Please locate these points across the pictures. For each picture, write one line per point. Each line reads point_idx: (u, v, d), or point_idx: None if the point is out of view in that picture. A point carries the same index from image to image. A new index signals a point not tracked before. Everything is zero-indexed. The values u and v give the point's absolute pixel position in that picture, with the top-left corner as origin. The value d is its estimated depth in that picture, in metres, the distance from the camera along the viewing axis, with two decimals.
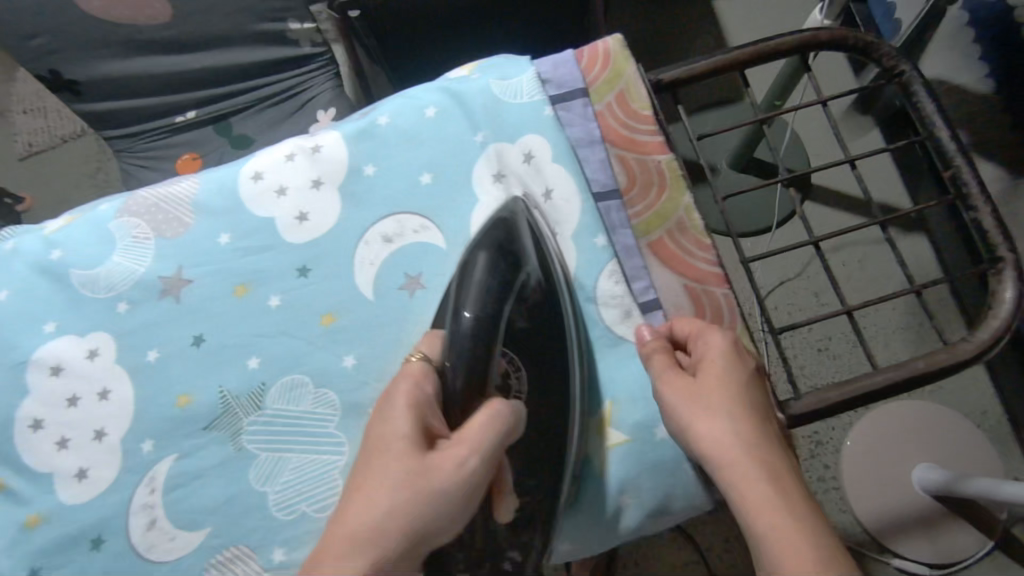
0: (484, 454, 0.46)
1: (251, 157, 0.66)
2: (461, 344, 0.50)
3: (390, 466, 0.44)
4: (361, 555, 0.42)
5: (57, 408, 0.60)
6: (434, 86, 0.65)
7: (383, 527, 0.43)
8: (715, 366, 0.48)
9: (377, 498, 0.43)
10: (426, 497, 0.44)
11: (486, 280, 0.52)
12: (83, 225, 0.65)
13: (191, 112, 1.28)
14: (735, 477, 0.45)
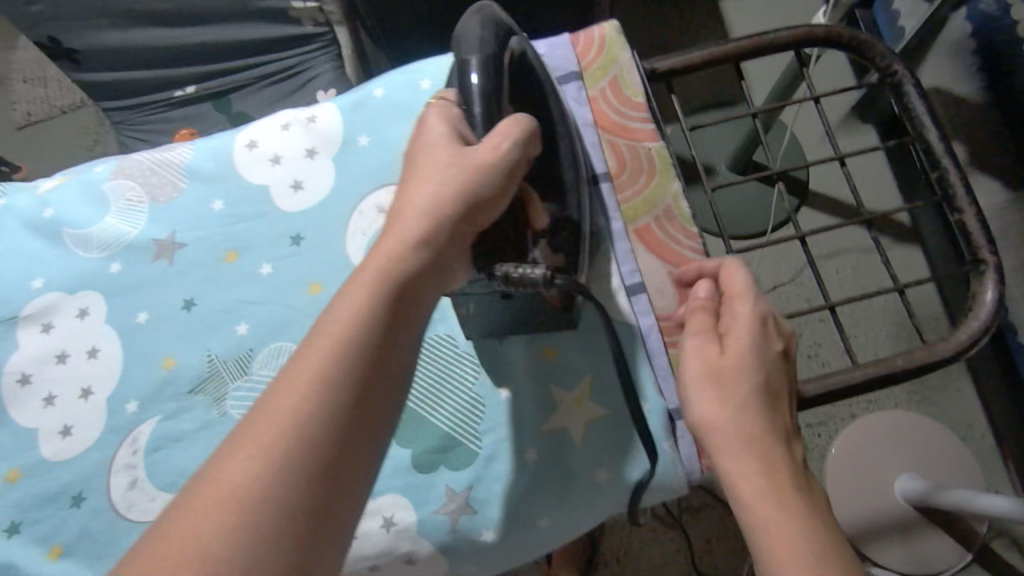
0: (523, 144, 0.45)
1: (244, 125, 0.66)
2: (479, 96, 0.46)
3: (432, 156, 0.44)
4: (407, 236, 0.42)
5: (44, 363, 0.61)
6: (430, 61, 0.65)
7: (434, 205, 0.43)
8: (739, 349, 0.45)
9: (422, 190, 0.43)
10: (472, 170, 0.43)
11: (491, 46, 0.47)
12: (76, 184, 0.66)
13: (189, 87, 1.27)
14: (737, 459, 0.43)
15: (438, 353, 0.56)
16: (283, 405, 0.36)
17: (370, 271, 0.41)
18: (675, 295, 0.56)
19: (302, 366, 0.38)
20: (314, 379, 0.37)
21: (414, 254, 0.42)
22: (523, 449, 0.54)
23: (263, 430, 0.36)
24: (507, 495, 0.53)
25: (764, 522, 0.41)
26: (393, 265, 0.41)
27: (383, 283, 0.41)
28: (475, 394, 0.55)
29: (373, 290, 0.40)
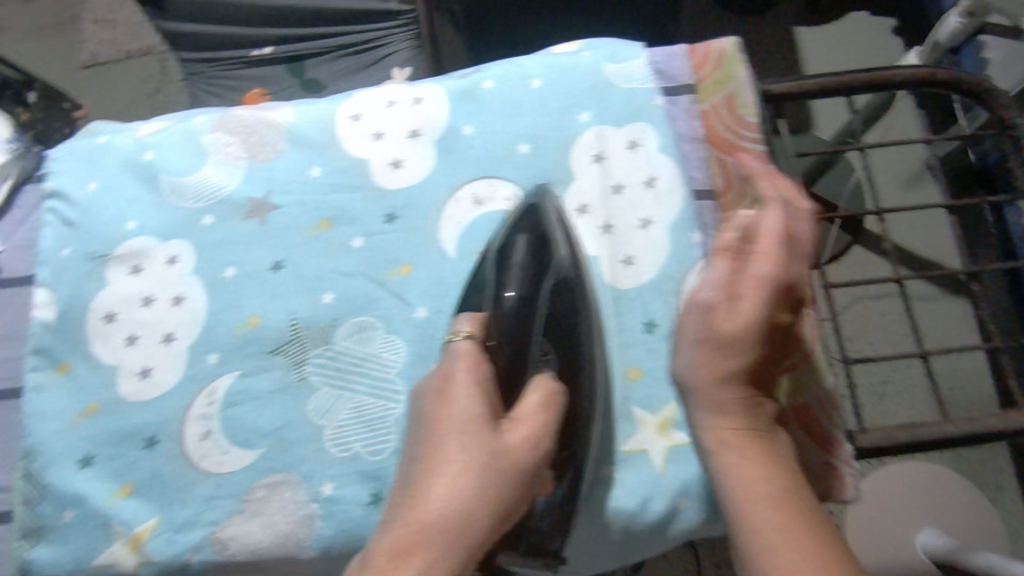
0: (547, 429, 0.49)
1: (349, 96, 0.65)
2: (507, 313, 0.53)
3: (469, 459, 0.46)
4: (436, 549, 0.43)
5: (131, 304, 0.61)
6: (543, 56, 0.65)
7: (462, 513, 0.45)
8: (748, 312, 0.50)
9: (454, 479, 0.45)
10: (496, 475, 0.46)
11: (527, 259, 0.55)
12: (177, 131, 0.66)
13: (269, 48, 1.29)
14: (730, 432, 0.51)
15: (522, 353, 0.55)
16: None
17: (415, 540, 0.43)
18: None
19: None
20: None
21: (446, 551, 0.43)
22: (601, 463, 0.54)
23: None
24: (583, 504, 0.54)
25: (742, 486, 0.49)
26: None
27: (426, 535, 0.44)
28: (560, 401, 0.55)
29: (425, 541, 0.43)
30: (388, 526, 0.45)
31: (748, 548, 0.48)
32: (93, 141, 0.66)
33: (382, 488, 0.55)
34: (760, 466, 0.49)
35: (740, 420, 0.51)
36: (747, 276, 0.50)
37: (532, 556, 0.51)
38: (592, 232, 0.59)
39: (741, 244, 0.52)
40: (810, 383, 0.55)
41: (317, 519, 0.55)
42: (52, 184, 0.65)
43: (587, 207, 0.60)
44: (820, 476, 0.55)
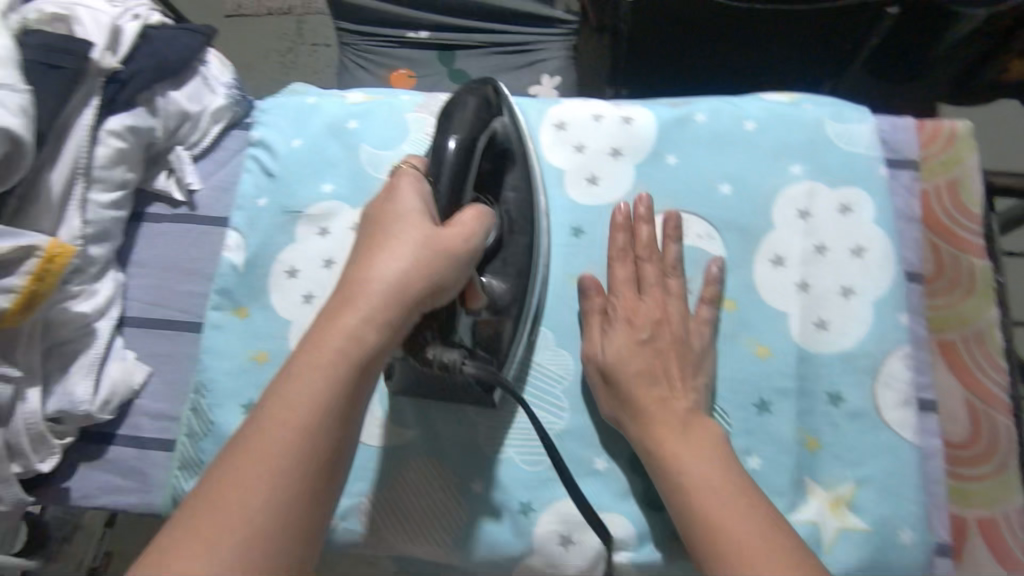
0: (478, 236, 0.48)
1: (557, 101, 0.65)
2: (449, 156, 0.49)
3: (390, 238, 0.44)
4: (373, 308, 0.42)
5: (313, 264, 0.63)
6: (759, 101, 0.64)
7: (393, 283, 0.42)
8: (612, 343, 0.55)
9: (399, 257, 0.43)
10: (437, 256, 0.44)
11: (479, 116, 0.53)
12: (383, 106, 0.68)
13: (425, 32, 1.30)
14: (677, 438, 0.49)
15: None
16: (292, 407, 0.40)
17: (358, 304, 0.42)
18: (961, 426, 0.55)
19: (309, 366, 0.40)
20: (323, 377, 0.40)
21: (388, 315, 0.42)
22: None
23: (269, 427, 0.39)
24: None
25: (705, 488, 0.47)
26: (357, 346, 0.41)
27: (377, 312, 0.42)
28: None
29: (366, 320, 0.42)
30: (333, 302, 0.43)
31: (704, 529, 0.45)
32: (303, 101, 0.69)
33: (532, 501, 0.55)
34: (716, 462, 0.48)
35: (684, 427, 0.50)
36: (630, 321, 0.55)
37: (443, 346, 0.49)
38: (787, 289, 0.57)
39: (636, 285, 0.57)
40: (998, 495, 0.53)
41: (464, 517, 0.55)
42: (258, 135, 0.67)
43: (784, 260, 0.58)
44: None
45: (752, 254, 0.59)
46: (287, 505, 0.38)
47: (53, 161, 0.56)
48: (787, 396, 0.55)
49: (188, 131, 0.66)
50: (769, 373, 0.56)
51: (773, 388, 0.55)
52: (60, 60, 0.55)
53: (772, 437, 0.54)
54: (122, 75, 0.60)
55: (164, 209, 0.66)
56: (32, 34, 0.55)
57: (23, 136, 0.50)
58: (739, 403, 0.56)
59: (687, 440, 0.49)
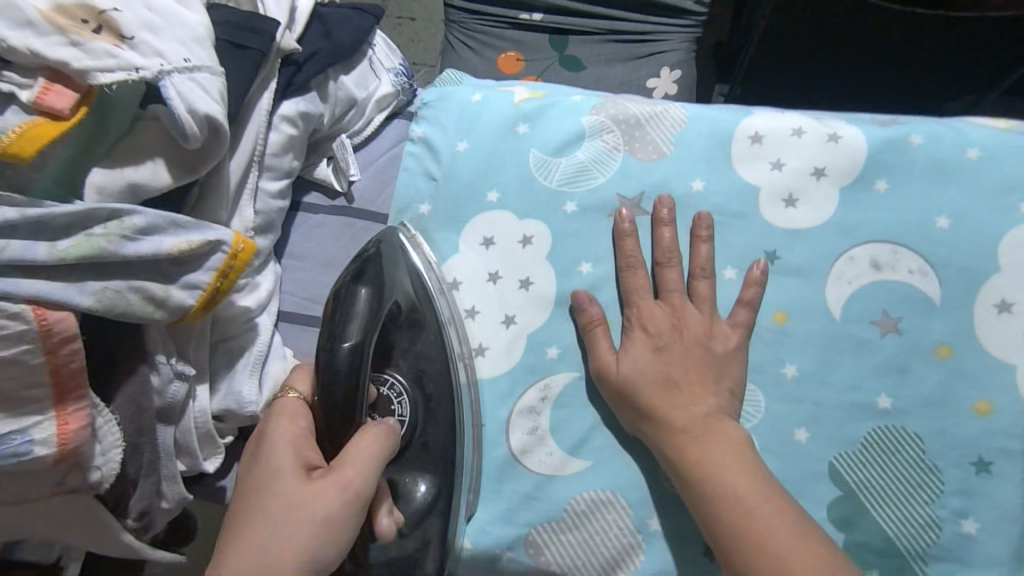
0: (377, 468, 0.45)
1: (749, 113, 0.61)
2: (331, 368, 0.49)
3: (272, 521, 0.42)
4: (257, 477, 0.44)
5: (477, 278, 0.59)
6: (981, 127, 0.58)
7: (260, 567, 0.40)
8: (639, 357, 0.53)
9: (281, 538, 0.41)
10: (320, 529, 0.42)
11: (371, 309, 0.52)
12: (555, 106, 0.64)
13: (538, 14, 1.24)
14: (698, 438, 0.49)
15: (888, 443, 0.51)
16: (258, 525, 0.42)
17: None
18: None
19: (249, 517, 0.42)
20: (268, 514, 0.42)
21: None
22: None
23: (244, 549, 0.41)
24: None
25: (744, 501, 0.45)
26: (277, 476, 0.43)
27: (301, 452, 0.45)
28: (934, 513, 0.49)
29: (288, 481, 0.43)
30: (242, 462, 0.46)
31: (750, 546, 0.44)
32: (469, 96, 0.65)
33: None
34: (750, 473, 0.47)
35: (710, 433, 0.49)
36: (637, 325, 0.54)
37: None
38: (1016, 339, 0.52)
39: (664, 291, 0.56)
40: None
41: (641, 552, 0.52)
42: (421, 131, 0.64)
43: (1011, 306, 0.53)
44: None
45: (975, 297, 0.53)
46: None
47: (232, 147, 0.53)
48: (1011, 458, 0.50)
49: (353, 119, 0.62)
50: (992, 429, 0.50)
51: (996, 447, 0.50)
52: (247, 40, 0.52)
53: (993, 500, 0.49)
54: (298, 56, 0.57)
55: (321, 199, 0.63)
56: (219, 10, 0.52)
57: (222, 123, 0.46)
58: (954, 459, 0.50)
59: (712, 446, 0.48)
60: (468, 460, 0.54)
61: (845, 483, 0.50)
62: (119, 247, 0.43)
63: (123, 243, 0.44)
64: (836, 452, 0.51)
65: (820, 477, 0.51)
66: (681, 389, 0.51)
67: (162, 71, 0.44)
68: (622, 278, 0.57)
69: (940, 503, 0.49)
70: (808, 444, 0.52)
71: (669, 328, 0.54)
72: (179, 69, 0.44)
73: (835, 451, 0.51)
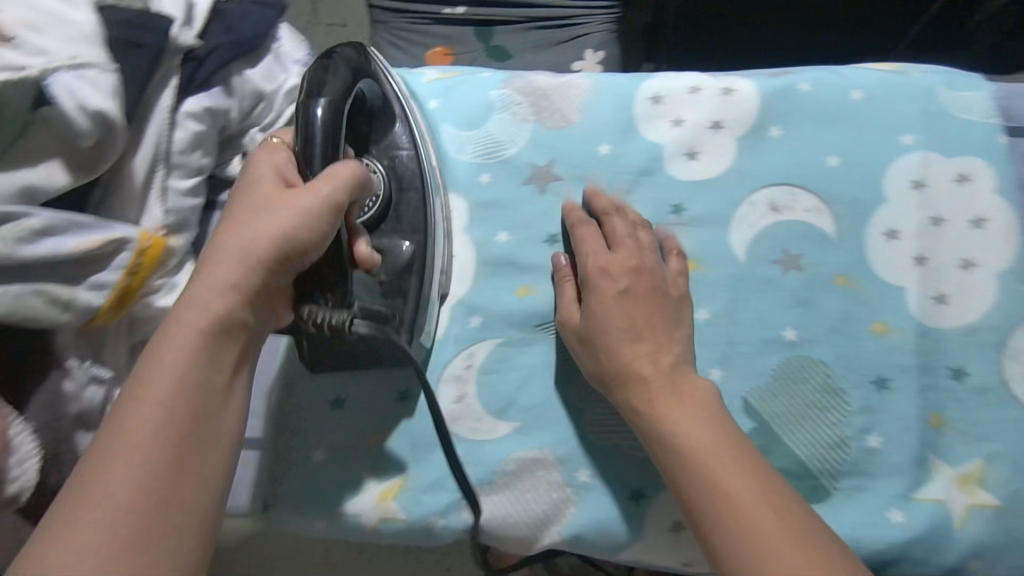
0: (344, 187, 0.47)
1: (648, 75, 0.63)
2: (320, 123, 0.50)
3: (268, 203, 0.45)
4: (239, 218, 0.45)
5: None
6: (862, 70, 0.61)
7: (241, 252, 0.43)
8: (606, 309, 0.52)
9: (257, 229, 0.44)
10: (290, 225, 0.44)
11: (344, 87, 0.52)
12: (464, 84, 0.65)
13: (461, 7, 1.26)
14: (676, 405, 0.47)
15: (793, 373, 0.54)
16: (200, 299, 0.42)
17: (224, 251, 0.44)
18: None
19: (194, 290, 0.43)
20: (210, 301, 0.42)
21: (240, 271, 0.43)
22: (887, 508, 0.50)
23: (204, 290, 0.43)
24: (871, 546, 0.49)
25: (722, 468, 0.43)
26: (251, 210, 0.45)
27: (276, 193, 0.46)
28: (839, 432, 0.52)
29: (250, 225, 0.44)
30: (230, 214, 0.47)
31: (733, 516, 0.41)
32: None
33: (641, 488, 0.53)
34: (724, 443, 0.44)
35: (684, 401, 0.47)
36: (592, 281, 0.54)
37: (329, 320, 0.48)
38: (904, 263, 0.55)
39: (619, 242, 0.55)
40: None
41: (572, 504, 0.53)
42: None
43: (898, 233, 0.56)
44: None
45: (865, 229, 0.57)
46: (144, 501, 0.37)
47: (135, 145, 0.53)
48: (906, 373, 0.53)
49: (262, 112, 0.63)
50: (888, 349, 0.54)
51: (892, 365, 0.53)
52: (142, 37, 0.52)
53: (892, 415, 0.52)
54: (199, 52, 0.57)
55: None
56: (110, 10, 0.51)
57: (117, 120, 0.47)
58: (854, 381, 0.53)
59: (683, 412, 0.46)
60: (440, 247, 0.58)
61: (756, 415, 0.53)
62: (15, 250, 0.43)
63: (18, 245, 0.43)
64: (747, 387, 0.54)
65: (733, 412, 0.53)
66: (646, 334, 0.51)
67: (48, 69, 0.44)
68: (575, 232, 0.57)
69: (844, 423, 0.52)
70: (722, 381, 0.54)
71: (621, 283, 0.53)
72: (64, 68, 0.45)
73: (746, 386, 0.54)
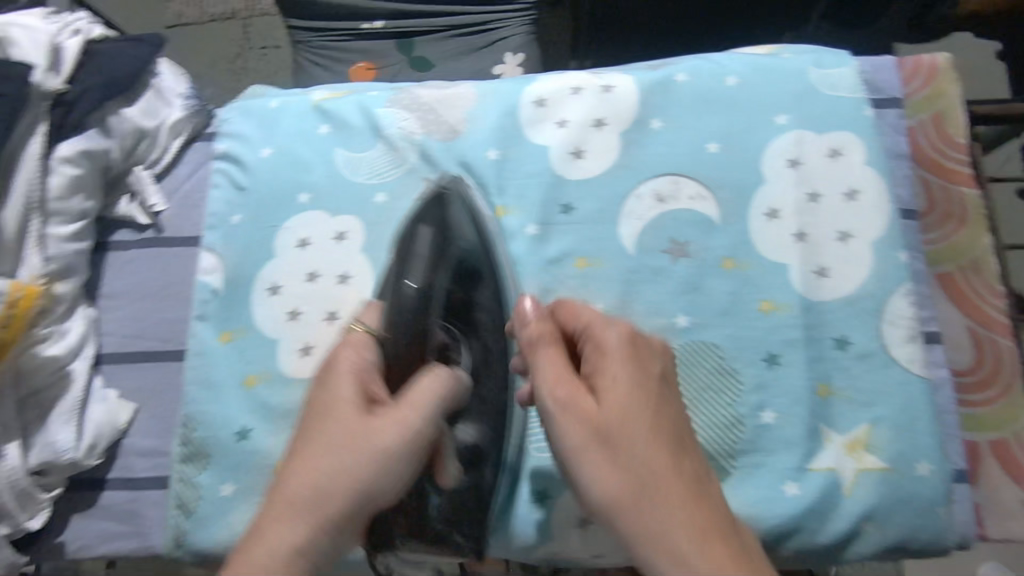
0: (438, 405, 0.44)
1: (532, 78, 0.64)
2: (399, 305, 0.47)
3: (349, 435, 0.40)
4: (314, 462, 0.40)
5: (295, 278, 0.61)
6: (738, 56, 0.63)
7: (318, 499, 0.39)
8: (615, 381, 0.38)
9: (331, 473, 0.39)
10: (377, 465, 0.40)
11: (433, 249, 0.53)
12: (352, 102, 0.65)
13: (379, 21, 1.26)
14: (662, 528, 0.34)
15: (686, 362, 0.55)
16: (268, 556, 0.37)
17: (291, 500, 0.39)
18: (971, 353, 0.53)
19: (269, 524, 0.39)
20: (286, 514, 0.38)
21: (311, 530, 0.38)
22: (782, 482, 0.51)
23: (257, 553, 0.37)
24: (766, 521, 0.50)
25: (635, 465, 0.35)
26: (338, 457, 0.40)
27: (359, 435, 0.40)
28: (734, 412, 0.53)
29: (346, 480, 0.39)
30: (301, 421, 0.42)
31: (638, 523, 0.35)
32: (265, 105, 0.66)
33: (547, 488, 0.54)
34: (686, 506, 0.34)
35: (694, 542, 0.33)
36: (591, 387, 0.39)
37: (414, 546, 0.47)
38: (785, 240, 0.56)
39: (635, 338, 0.40)
40: (1007, 418, 0.52)
41: None
42: (224, 147, 0.64)
43: (779, 212, 0.57)
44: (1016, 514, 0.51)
45: (747, 210, 0.58)
46: None
47: (5, 195, 0.52)
48: (794, 348, 0.54)
49: (147, 149, 0.63)
50: (777, 326, 0.55)
51: (781, 341, 0.54)
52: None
53: (783, 390, 0.53)
54: (70, 96, 0.57)
55: (130, 235, 0.63)
56: None
57: None
58: (746, 361, 0.54)
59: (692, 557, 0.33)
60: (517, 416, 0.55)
61: None
62: None
63: None
64: None
65: None
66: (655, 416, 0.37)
67: None
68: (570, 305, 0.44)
69: (738, 402, 0.53)
70: None
71: (629, 394, 0.37)
72: None
73: None
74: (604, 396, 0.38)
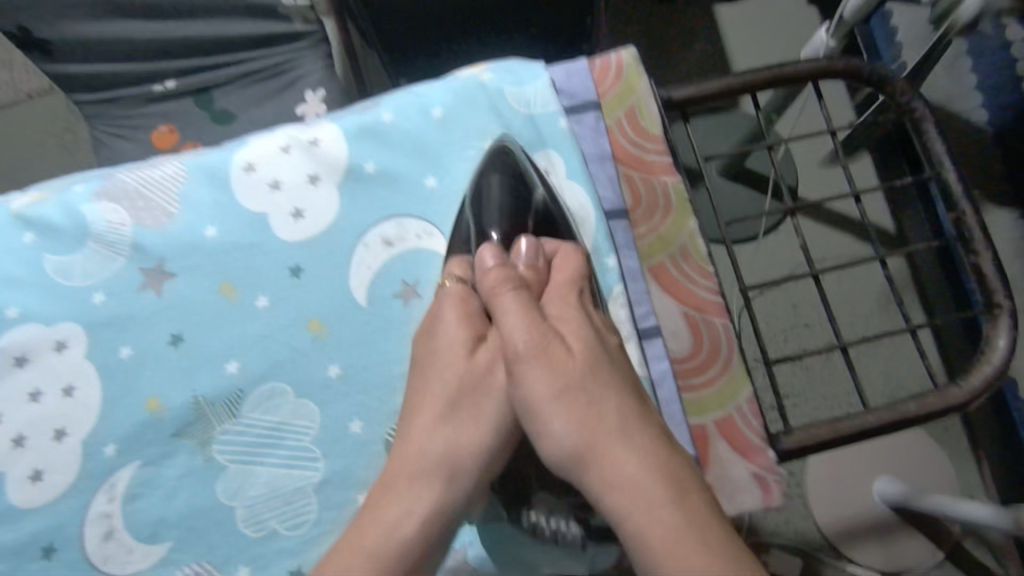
0: (533, 317, 0.51)
1: (241, 144, 0.63)
2: (494, 207, 0.57)
3: (460, 408, 0.54)
4: (415, 471, 0.51)
5: (17, 402, 0.58)
6: (446, 82, 0.62)
7: (448, 452, 0.52)
8: (574, 342, 0.50)
9: (430, 439, 0.53)
10: (481, 422, 0.54)
11: (504, 196, 0.57)
12: (54, 203, 0.61)
13: (170, 82, 1.00)
14: (642, 501, 0.44)
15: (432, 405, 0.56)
16: (356, 547, 0.48)
17: (387, 509, 0.50)
18: (682, 337, 0.57)
19: (347, 546, 0.49)
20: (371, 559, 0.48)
21: None
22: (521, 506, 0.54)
23: (356, 544, 0.49)
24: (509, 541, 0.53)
25: (617, 475, 0.46)
26: (435, 454, 0.52)
27: (444, 426, 0.53)
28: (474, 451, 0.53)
29: (422, 473, 0.51)
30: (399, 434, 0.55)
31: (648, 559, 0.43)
32: None
33: (302, 564, 0.54)
34: (664, 509, 0.43)
35: (622, 446, 0.46)
36: (557, 335, 0.51)
37: (555, 514, 0.52)
38: None
39: (588, 317, 0.52)
40: (729, 395, 0.55)
41: None
42: None
43: None
44: (746, 488, 0.53)
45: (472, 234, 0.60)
46: None
47: None
48: None
49: None
50: None
51: None
52: None
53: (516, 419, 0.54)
54: None
55: None
56: None
57: None
58: None
59: (614, 467, 0.46)
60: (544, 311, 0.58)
61: None
62: None
63: None
64: (391, 427, 0.56)
65: (378, 457, 0.55)
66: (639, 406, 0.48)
67: None
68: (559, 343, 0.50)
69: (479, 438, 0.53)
70: (362, 431, 0.56)
71: (583, 362, 0.49)
72: None
73: (387, 431, 0.56)
74: (566, 358, 0.49)
